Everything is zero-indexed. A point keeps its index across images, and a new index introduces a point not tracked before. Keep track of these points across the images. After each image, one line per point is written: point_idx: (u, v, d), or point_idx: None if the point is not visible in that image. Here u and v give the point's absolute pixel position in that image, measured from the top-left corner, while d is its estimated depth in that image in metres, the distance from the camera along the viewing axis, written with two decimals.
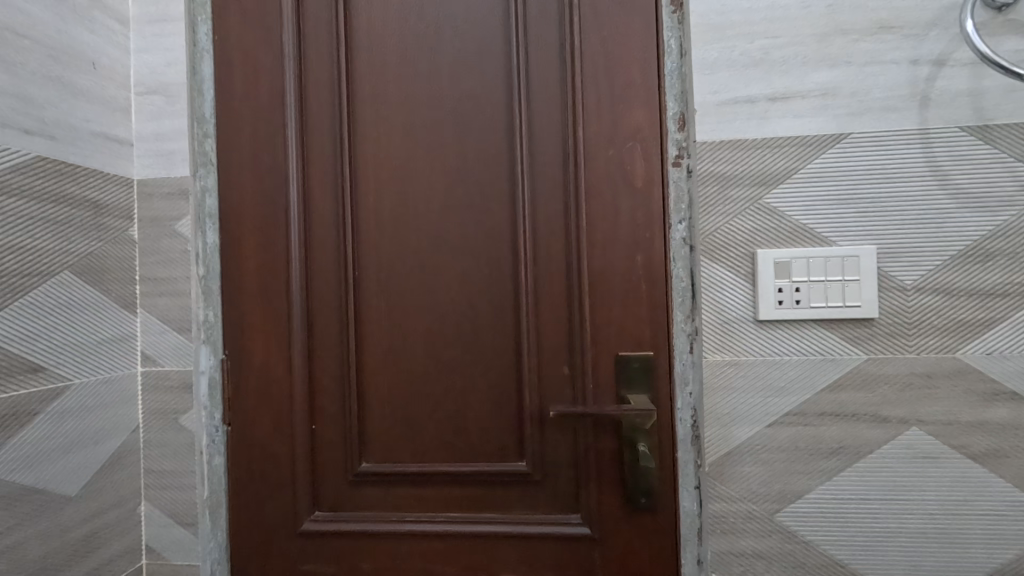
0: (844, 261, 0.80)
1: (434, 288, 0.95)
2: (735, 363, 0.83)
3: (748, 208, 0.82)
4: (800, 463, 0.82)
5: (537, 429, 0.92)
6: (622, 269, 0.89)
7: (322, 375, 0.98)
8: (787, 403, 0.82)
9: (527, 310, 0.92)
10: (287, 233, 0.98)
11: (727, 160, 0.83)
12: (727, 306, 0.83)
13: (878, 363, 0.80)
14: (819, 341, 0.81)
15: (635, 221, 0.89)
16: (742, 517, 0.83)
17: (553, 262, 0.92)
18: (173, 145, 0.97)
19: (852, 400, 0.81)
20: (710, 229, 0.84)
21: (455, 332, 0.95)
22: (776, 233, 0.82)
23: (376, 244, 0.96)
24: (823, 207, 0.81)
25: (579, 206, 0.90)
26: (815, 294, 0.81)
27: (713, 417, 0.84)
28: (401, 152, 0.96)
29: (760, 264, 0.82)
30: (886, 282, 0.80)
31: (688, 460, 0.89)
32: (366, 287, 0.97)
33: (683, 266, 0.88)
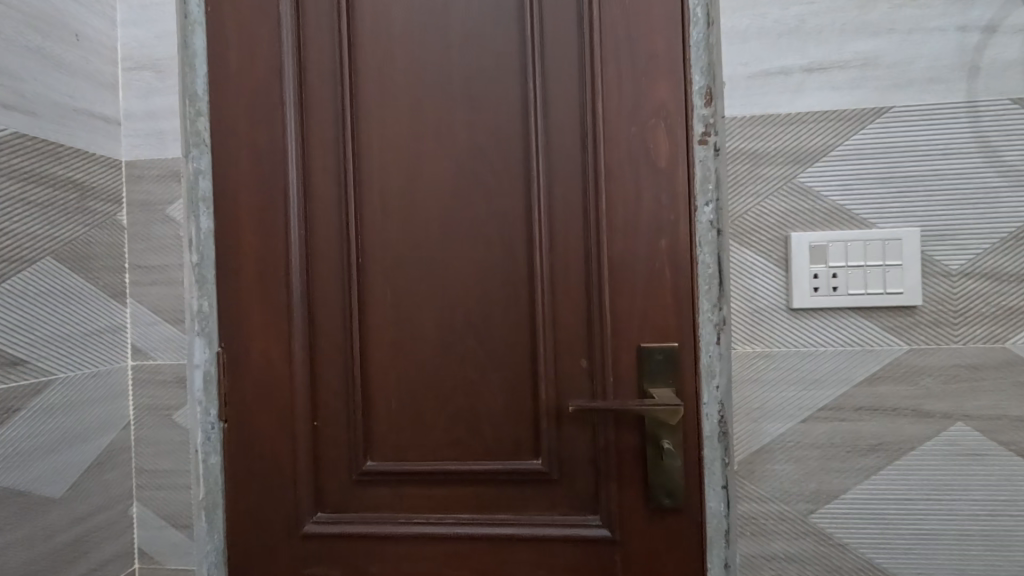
0: (884, 244, 0.74)
1: (443, 276, 0.90)
2: (766, 355, 0.78)
3: (781, 187, 0.77)
4: (836, 460, 0.77)
5: (554, 425, 0.87)
6: (645, 253, 0.84)
7: (324, 369, 0.92)
8: (822, 397, 0.77)
9: (543, 299, 0.87)
10: (286, 217, 0.92)
11: (758, 136, 0.77)
12: (758, 293, 0.78)
13: (921, 354, 0.75)
14: (857, 330, 0.76)
15: (658, 203, 0.83)
16: (773, 518, 0.78)
17: (570, 248, 0.87)
18: (164, 124, 0.91)
19: (892, 393, 0.76)
20: (740, 210, 0.78)
21: (466, 322, 0.89)
22: (810, 215, 0.76)
23: (383, 229, 0.91)
24: (862, 186, 0.75)
25: (599, 187, 0.85)
26: (854, 280, 0.75)
27: (743, 412, 0.79)
28: (407, 130, 0.90)
29: (795, 247, 0.76)
30: (931, 266, 0.74)
31: (715, 457, 0.83)
32: (370, 275, 0.91)
33: (710, 251, 0.83)
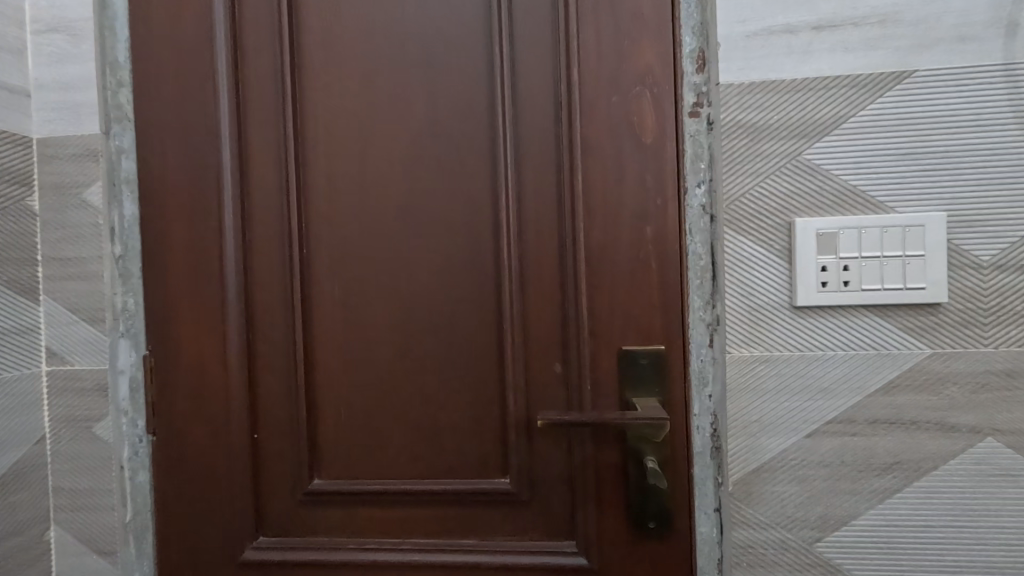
0: (905, 232, 0.64)
1: (398, 269, 0.79)
2: (766, 360, 0.68)
3: (785, 166, 0.66)
4: (845, 482, 0.67)
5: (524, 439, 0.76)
6: (628, 243, 0.73)
7: (265, 374, 0.81)
8: (830, 409, 0.67)
9: (511, 295, 0.76)
10: (220, 201, 0.80)
11: (758, 106, 0.66)
12: (757, 289, 0.67)
13: (946, 359, 0.65)
14: (871, 331, 0.66)
15: (642, 185, 0.72)
16: (773, 547, 0.68)
17: (543, 237, 0.76)
18: (78, 96, 0.80)
19: (911, 405, 0.66)
20: (736, 193, 0.67)
21: (425, 322, 0.78)
22: (818, 198, 0.66)
23: (330, 216, 0.80)
24: (879, 164, 0.65)
25: (574, 166, 0.74)
26: (869, 273, 0.64)
27: (739, 426, 0.68)
28: (357, 102, 0.79)
29: (800, 236, 0.65)
30: (958, 257, 0.64)
31: (707, 476, 0.73)
32: (317, 268, 0.80)
33: (701, 240, 0.72)
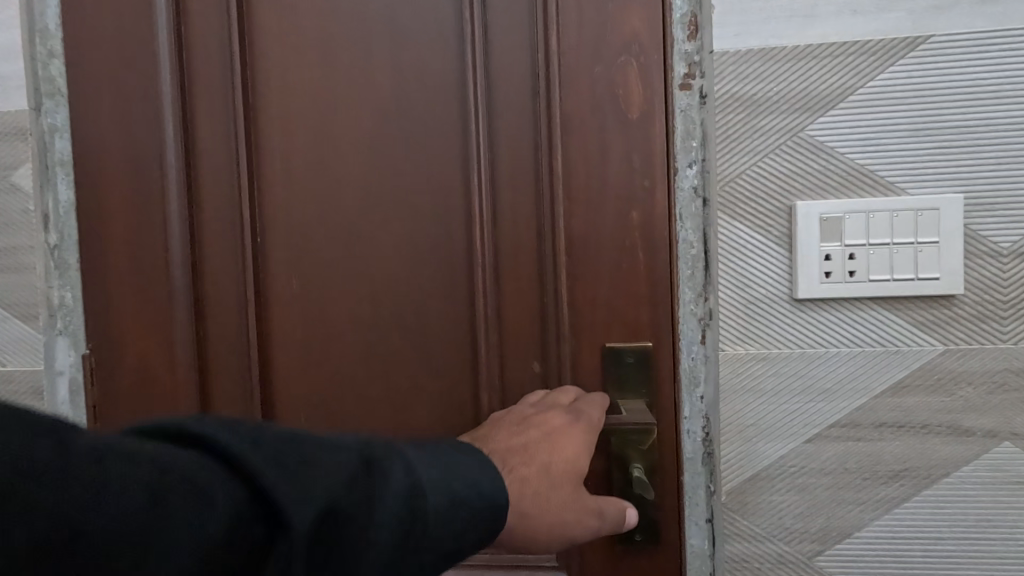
0: (917, 216, 0.57)
1: (361, 260, 0.72)
2: (763, 358, 0.62)
3: (785, 143, 0.59)
4: (849, 491, 0.61)
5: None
6: (613, 230, 0.66)
7: (218, 375, 0.74)
8: (832, 411, 0.61)
9: (485, 288, 0.70)
10: (164, 186, 0.73)
11: (756, 76, 0.60)
12: (753, 280, 0.61)
13: (960, 357, 0.59)
14: (878, 327, 0.60)
15: (628, 165, 0.65)
16: (769, 560, 0.63)
17: (520, 225, 0.69)
18: (3, 67, 0.72)
19: (921, 407, 0.60)
20: (731, 173, 0.61)
21: (391, 317, 0.72)
22: (821, 179, 0.59)
23: (287, 202, 0.73)
24: (889, 141, 0.58)
25: (553, 144, 0.66)
26: (877, 262, 0.58)
27: (732, 430, 0.63)
28: (315, 74, 0.71)
29: (802, 221, 0.59)
30: (976, 244, 0.57)
31: (698, 484, 0.66)
32: (273, 259, 0.73)
33: (693, 226, 0.65)
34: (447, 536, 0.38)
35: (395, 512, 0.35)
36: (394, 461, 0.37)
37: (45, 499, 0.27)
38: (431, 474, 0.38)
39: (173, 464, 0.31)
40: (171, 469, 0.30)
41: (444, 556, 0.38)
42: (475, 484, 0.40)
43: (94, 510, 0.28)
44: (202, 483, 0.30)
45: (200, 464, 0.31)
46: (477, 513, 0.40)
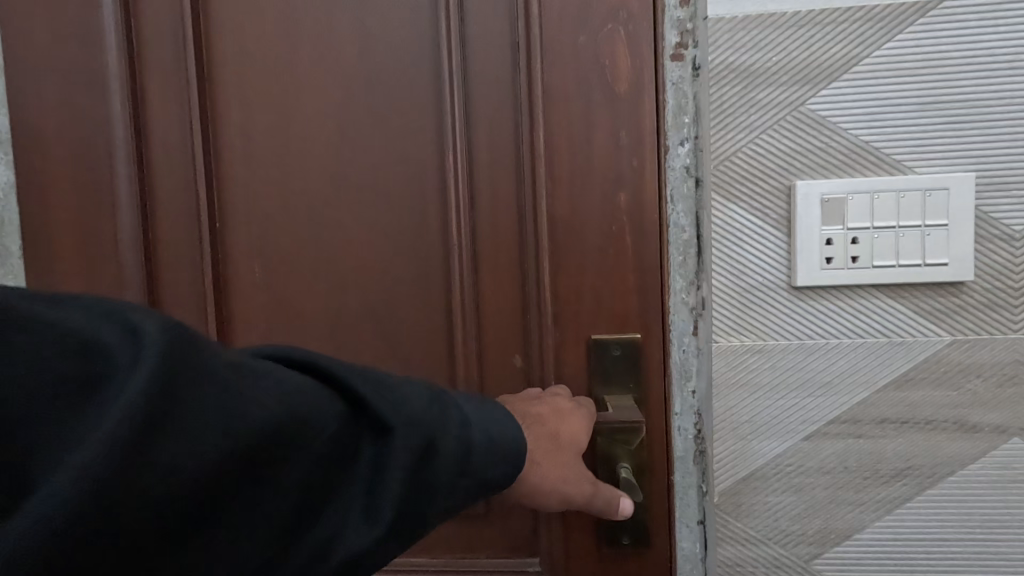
0: (926, 196, 0.53)
1: (330, 247, 0.67)
2: (759, 350, 0.58)
3: (785, 118, 0.55)
4: (849, 491, 0.58)
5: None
6: (598, 213, 0.61)
7: None
8: (832, 406, 0.57)
9: (462, 276, 0.65)
10: (114, 168, 0.67)
11: (754, 44, 0.55)
12: (749, 267, 0.57)
13: (968, 348, 0.55)
14: (882, 316, 0.56)
15: (614, 143, 0.60)
16: (764, 564, 0.60)
17: (498, 208, 0.64)
18: None
19: (926, 401, 0.56)
20: (726, 151, 0.56)
21: (363, 308, 0.67)
22: (823, 157, 0.55)
23: (249, 183, 0.67)
24: (896, 115, 0.54)
25: (534, 119, 0.61)
26: (882, 247, 0.54)
27: (726, 427, 0.59)
28: (277, 44, 0.66)
29: (802, 202, 0.55)
30: (988, 227, 0.53)
31: (691, 484, 0.62)
32: (234, 246, 0.68)
33: (685, 208, 0.60)
34: (493, 468, 0.40)
35: (447, 446, 0.38)
36: (451, 403, 0.40)
37: (192, 407, 0.29)
38: (474, 418, 0.40)
39: (298, 379, 0.34)
40: (289, 386, 0.33)
41: (491, 487, 0.40)
42: (514, 431, 0.42)
43: (234, 415, 0.30)
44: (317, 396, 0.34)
45: (303, 385, 0.34)
46: (514, 455, 0.41)
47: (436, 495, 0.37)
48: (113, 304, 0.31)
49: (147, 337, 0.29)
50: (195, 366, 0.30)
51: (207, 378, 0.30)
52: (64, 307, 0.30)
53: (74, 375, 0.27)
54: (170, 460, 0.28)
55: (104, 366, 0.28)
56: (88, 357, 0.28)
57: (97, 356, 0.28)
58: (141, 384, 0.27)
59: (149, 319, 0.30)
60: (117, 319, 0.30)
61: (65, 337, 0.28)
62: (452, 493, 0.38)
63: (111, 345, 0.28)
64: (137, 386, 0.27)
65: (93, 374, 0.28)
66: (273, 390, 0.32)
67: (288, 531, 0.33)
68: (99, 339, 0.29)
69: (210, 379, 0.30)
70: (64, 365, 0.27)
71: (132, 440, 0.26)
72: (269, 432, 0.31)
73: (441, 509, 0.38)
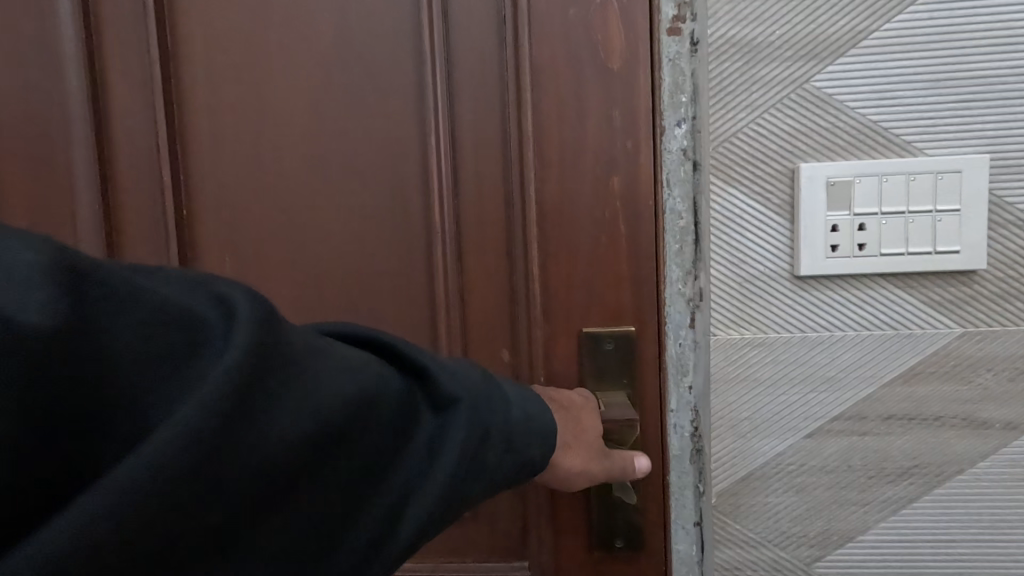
0: (937, 179, 0.50)
1: (305, 236, 0.63)
2: (760, 343, 0.54)
3: (789, 96, 0.52)
4: (852, 491, 0.55)
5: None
6: (590, 198, 0.58)
7: None
8: (836, 402, 0.54)
9: (445, 266, 0.62)
10: (74, 150, 0.63)
11: (756, 17, 0.51)
12: (750, 255, 0.54)
13: (979, 341, 0.52)
14: (890, 307, 0.53)
15: (607, 123, 0.57)
16: (763, 567, 0.57)
17: (484, 195, 0.61)
18: None
19: (934, 396, 0.53)
20: (727, 131, 0.53)
21: (341, 299, 0.64)
22: (829, 137, 0.51)
23: (217, 167, 0.63)
24: (907, 93, 0.50)
25: (522, 99, 0.58)
26: (890, 234, 0.51)
27: (725, 424, 0.56)
28: (246, 17, 0.61)
29: (806, 185, 0.52)
30: (1001, 213, 0.50)
31: (687, 485, 0.59)
32: (202, 233, 0.64)
33: (682, 193, 0.56)
34: (534, 449, 0.41)
35: (493, 429, 0.38)
36: (496, 388, 0.40)
37: (281, 387, 0.29)
38: (516, 400, 0.41)
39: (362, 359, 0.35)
40: (357, 367, 0.33)
41: (533, 468, 0.41)
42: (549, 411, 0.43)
43: (313, 397, 0.30)
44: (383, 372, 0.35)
45: (371, 363, 0.35)
46: (551, 434, 0.42)
47: (483, 475, 0.37)
48: (196, 276, 0.31)
49: (241, 316, 0.29)
50: (285, 347, 0.30)
51: (290, 359, 0.30)
52: (150, 277, 0.29)
53: (166, 347, 0.27)
54: (257, 433, 0.28)
55: (198, 339, 0.28)
56: (180, 329, 0.27)
57: (188, 328, 0.28)
58: (236, 361, 0.27)
59: (239, 296, 0.30)
60: (204, 292, 0.30)
61: (157, 307, 0.27)
62: (498, 473, 0.39)
63: (204, 319, 0.28)
64: (236, 360, 0.27)
65: (188, 346, 0.27)
66: (347, 373, 0.33)
67: (348, 509, 0.33)
68: (191, 312, 0.28)
69: (292, 361, 0.30)
70: (156, 335, 0.27)
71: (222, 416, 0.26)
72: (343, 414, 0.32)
73: (489, 489, 0.38)
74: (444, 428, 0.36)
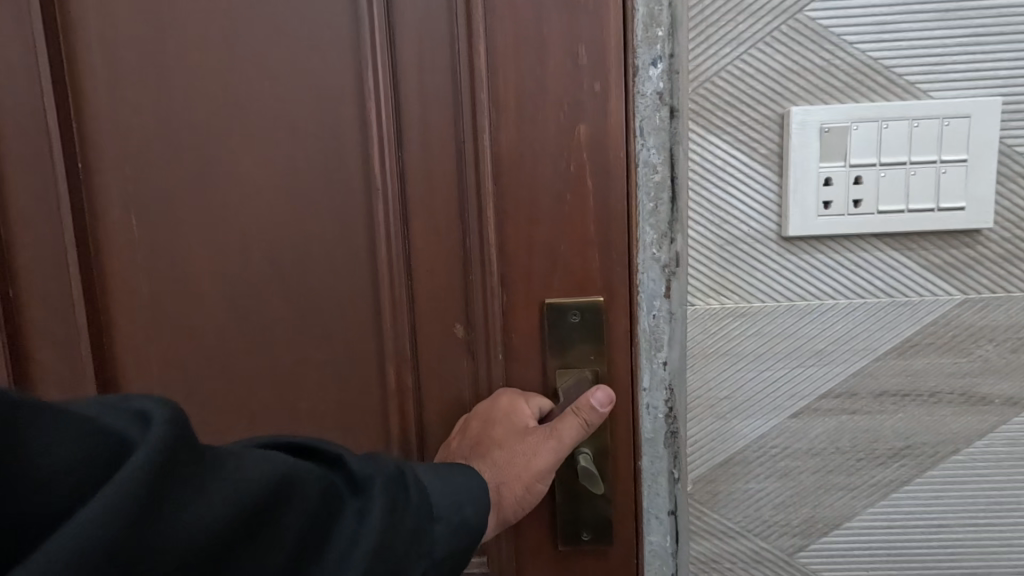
0: (943, 125, 0.44)
1: (227, 189, 0.56)
2: (742, 313, 0.48)
3: (779, 28, 0.45)
4: (840, 475, 0.50)
5: (416, 413, 0.58)
6: (552, 148, 0.50)
7: (36, 320, 0.61)
8: (824, 378, 0.49)
9: (388, 230, 0.55)
10: None
11: None
12: (733, 213, 0.47)
13: (981, 309, 0.47)
14: (885, 272, 0.47)
15: (572, 61, 0.49)
16: (743, 560, 0.52)
17: (431, 143, 0.53)
18: None
19: (930, 370, 0.48)
20: (707, 71, 0.46)
21: (269, 264, 0.57)
22: (824, 77, 0.45)
23: (122, 110, 0.57)
24: (912, 26, 0.44)
25: (472, 28, 0.49)
26: (888, 189, 0.45)
27: (703, 404, 0.50)
28: None
29: (797, 132, 0.45)
30: (1011, 165, 0.45)
31: (659, 471, 0.53)
32: (108, 183, 0.58)
33: (658, 141, 0.49)
34: (467, 508, 0.41)
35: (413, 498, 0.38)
36: (413, 476, 0.39)
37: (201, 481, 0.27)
38: (432, 479, 0.41)
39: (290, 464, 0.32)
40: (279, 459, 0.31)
41: (470, 530, 0.41)
42: (471, 472, 0.43)
43: (233, 486, 0.28)
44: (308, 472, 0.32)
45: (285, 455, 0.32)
46: (481, 490, 0.42)
47: (423, 553, 0.36)
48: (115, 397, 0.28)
49: (159, 422, 0.26)
50: (196, 446, 0.28)
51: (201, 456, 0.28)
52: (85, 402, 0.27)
53: (88, 468, 0.24)
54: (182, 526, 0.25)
55: (119, 447, 0.25)
56: (104, 446, 0.24)
57: (109, 444, 0.25)
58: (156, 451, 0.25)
59: (158, 408, 0.27)
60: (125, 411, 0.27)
61: (78, 427, 0.24)
62: (438, 545, 0.38)
63: (125, 432, 0.25)
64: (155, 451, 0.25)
65: (111, 464, 0.24)
66: (269, 463, 0.30)
67: None
68: (111, 427, 0.25)
69: (200, 458, 0.27)
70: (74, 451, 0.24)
71: (139, 508, 0.24)
72: (265, 504, 0.29)
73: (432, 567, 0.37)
74: (368, 508, 0.34)
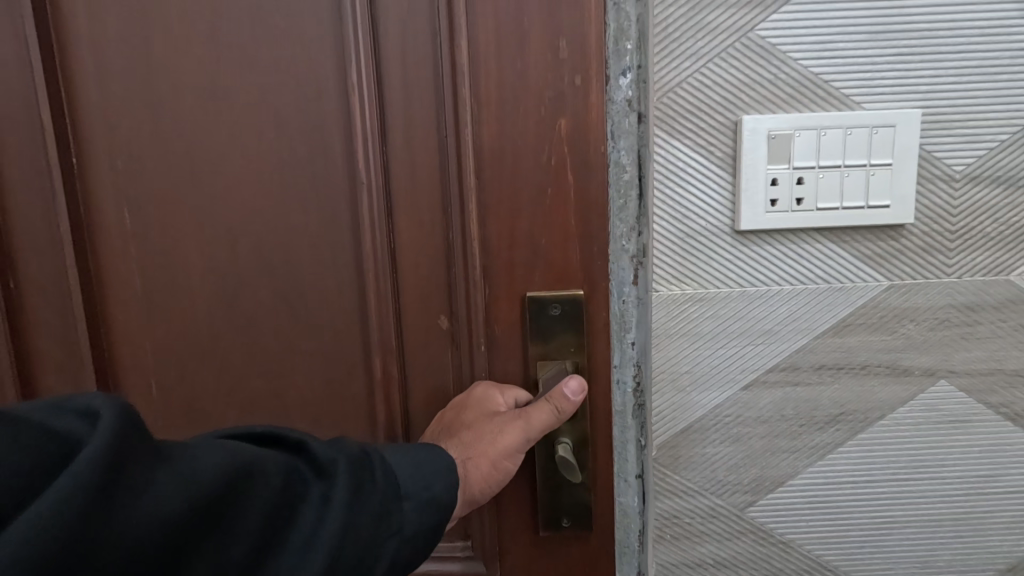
0: (872, 133, 0.51)
1: (224, 186, 0.60)
2: (701, 299, 0.55)
3: (732, 45, 0.50)
4: (784, 439, 0.57)
5: (404, 396, 0.63)
6: (532, 150, 0.55)
7: (35, 313, 0.64)
8: (771, 354, 0.56)
9: (375, 224, 0.59)
10: None
11: None
12: (692, 210, 0.53)
13: (905, 293, 0.54)
14: (824, 261, 0.54)
15: (553, 55, 0.54)
16: (700, 516, 0.59)
17: (417, 143, 0.57)
18: None
19: (863, 347, 0.55)
20: (671, 81, 0.51)
21: (267, 256, 0.61)
22: (770, 91, 0.51)
23: (118, 112, 0.59)
24: (846, 45, 0.50)
25: (456, 35, 0.54)
26: (826, 189, 0.51)
27: (666, 378, 0.56)
28: None
29: (748, 138, 0.51)
30: (930, 168, 0.52)
31: (629, 439, 0.59)
32: (107, 181, 0.61)
33: (629, 145, 0.55)
34: (437, 485, 0.46)
35: (379, 478, 0.43)
36: (377, 463, 0.44)
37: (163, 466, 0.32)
38: (403, 462, 0.45)
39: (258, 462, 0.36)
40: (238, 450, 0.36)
41: (439, 504, 0.46)
42: (438, 452, 0.48)
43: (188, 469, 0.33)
44: (271, 471, 0.37)
45: (248, 447, 0.37)
46: (448, 469, 0.47)
47: (392, 530, 0.42)
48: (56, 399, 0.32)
49: (114, 419, 0.31)
50: (148, 440, 0.33)
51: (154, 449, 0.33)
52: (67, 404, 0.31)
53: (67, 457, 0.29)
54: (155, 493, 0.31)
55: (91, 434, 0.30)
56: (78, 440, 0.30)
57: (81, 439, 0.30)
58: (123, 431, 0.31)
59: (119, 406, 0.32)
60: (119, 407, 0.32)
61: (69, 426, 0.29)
62: (407, 525, 0.43)
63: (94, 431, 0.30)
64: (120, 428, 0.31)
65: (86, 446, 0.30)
66: (224, 453, 0.35)
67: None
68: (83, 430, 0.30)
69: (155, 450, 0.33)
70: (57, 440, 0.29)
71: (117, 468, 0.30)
72: (221, 494, 0.33)
73: (403, 543, 0.43)
74: (330, 490, 0.39)
